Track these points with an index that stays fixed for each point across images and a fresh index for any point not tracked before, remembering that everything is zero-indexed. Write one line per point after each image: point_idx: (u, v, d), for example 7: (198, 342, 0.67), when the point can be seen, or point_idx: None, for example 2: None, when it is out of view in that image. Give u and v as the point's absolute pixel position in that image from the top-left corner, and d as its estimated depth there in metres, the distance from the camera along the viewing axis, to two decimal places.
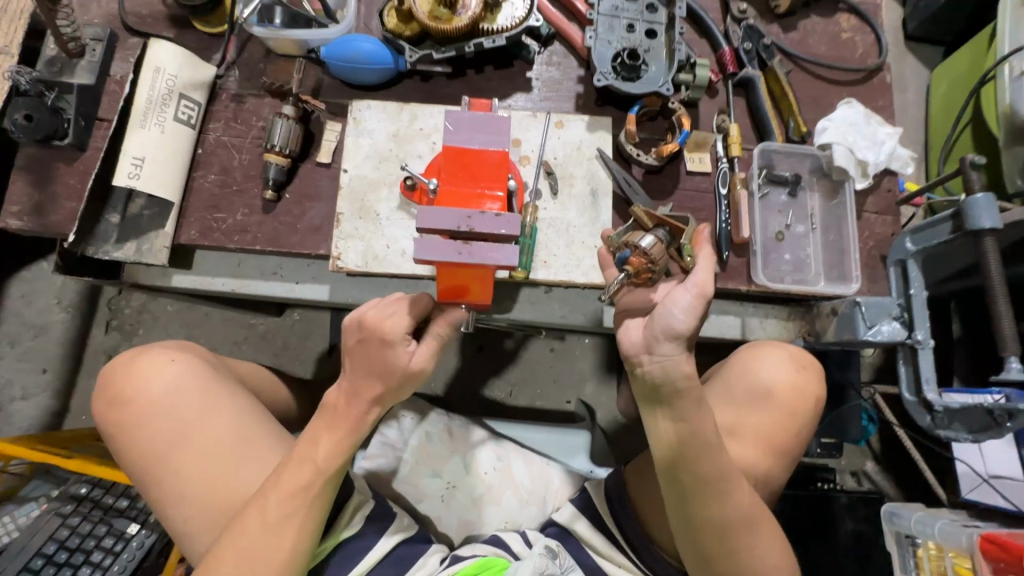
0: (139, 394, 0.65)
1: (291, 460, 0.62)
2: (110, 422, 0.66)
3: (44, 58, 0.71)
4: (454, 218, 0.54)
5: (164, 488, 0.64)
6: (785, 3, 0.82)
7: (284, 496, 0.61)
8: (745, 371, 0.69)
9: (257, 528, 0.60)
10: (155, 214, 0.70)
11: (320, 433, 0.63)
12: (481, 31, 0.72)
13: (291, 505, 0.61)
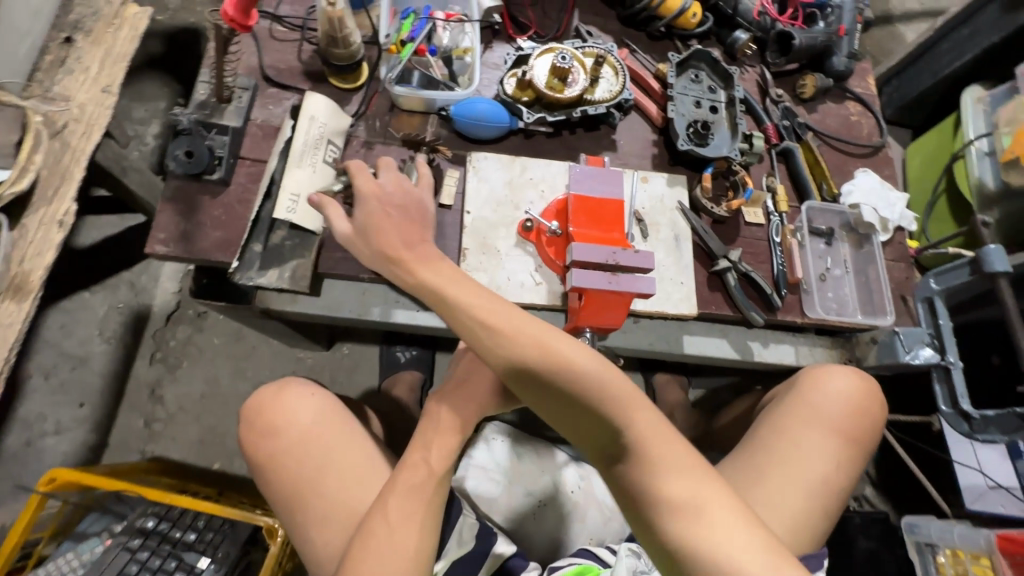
0: (287, 425, 0.74)
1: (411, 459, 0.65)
2: (261, 453, 0.73)
3: (197, 103, 0.78)
4: (603, 254, 0.69)
5: (309, 509, 0.70)
6: (810, 91, 1.01)
7: (403, 497, 0.62)
8: (817, 382, 0.80)
9: (385, 533, 0.60)
10: (297, 245, 0.76)
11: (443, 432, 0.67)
12: (584, 100, 0.86)
13: (412, 507, 0.62)
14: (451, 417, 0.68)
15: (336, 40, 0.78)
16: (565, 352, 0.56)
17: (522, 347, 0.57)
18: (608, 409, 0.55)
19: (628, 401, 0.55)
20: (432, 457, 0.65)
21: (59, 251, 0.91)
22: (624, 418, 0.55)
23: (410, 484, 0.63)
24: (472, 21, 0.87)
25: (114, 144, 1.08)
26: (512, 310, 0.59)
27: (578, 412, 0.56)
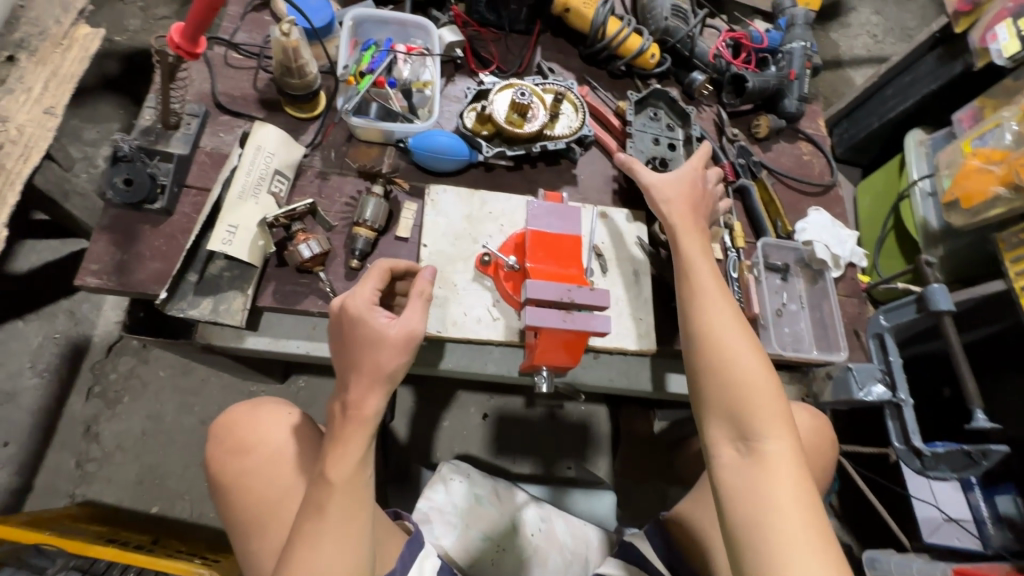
0: (257, 446, 0.74)
1: (321, 488, 0.59)
2: (228, 469, 0.74)
3: (141, 129, 0.75)
4: (556, 292, 0.67)
5: (263, 532, 0.70)
6: (764, 131, 1.04)
7: (336, 533, 0.58)
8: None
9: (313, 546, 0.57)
10: (235, 276, 0.72)
11: (343, 452, 0.61)
12: (544, 136, 0.87)
13: (342, 543, 0.58)
14: (356, 436, 0.61)
15: (292, 71, 0.77)
16: (752, 362, 0.63)
17: (718, 342, 0.65)
18: (751, 416, 0.60)
19: (772, 416, 0.60)
20: (354, 476, 0.61)
21: None
22: (756, 429, 0.59)
23: (339, 515, 0.59)
24: (433, 55, 0.87)
25: (57, 167, 1.03)
26: (721, 309, 0.67)
27: (715, 399, 0.62)
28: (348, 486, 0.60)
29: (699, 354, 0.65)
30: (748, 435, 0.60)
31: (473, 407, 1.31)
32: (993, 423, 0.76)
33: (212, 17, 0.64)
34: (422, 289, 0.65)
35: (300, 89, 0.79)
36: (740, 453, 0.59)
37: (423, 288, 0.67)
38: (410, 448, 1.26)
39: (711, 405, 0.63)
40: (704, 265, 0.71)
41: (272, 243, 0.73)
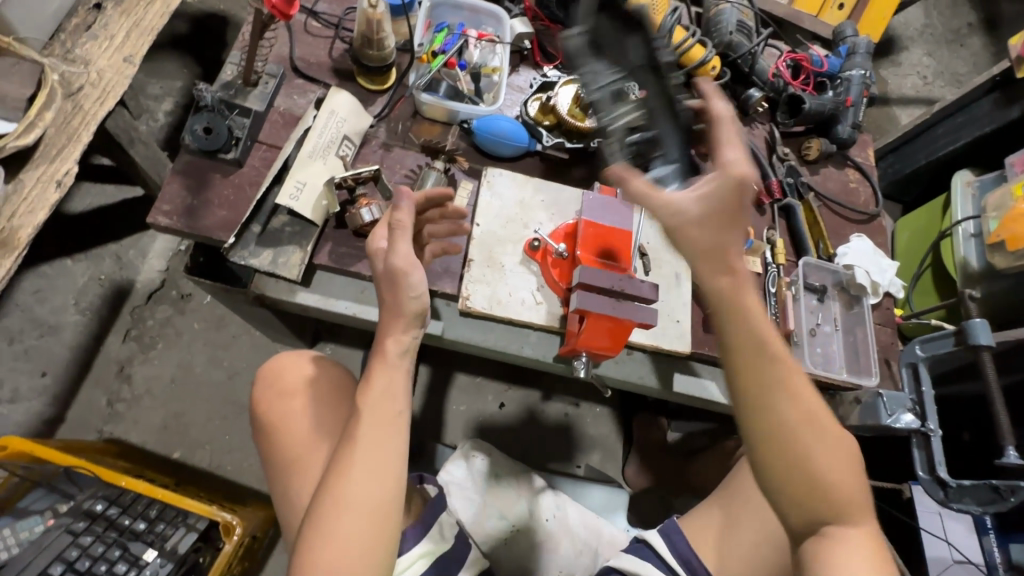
0: (304, 392, 0.77)
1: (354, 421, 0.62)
2: (273, 413, 0.76)
3: (222, 82, 0.79)
4: (609, 280, 0.70)
5: (306, 476, 0.71)
6: (815, 153, 1.05)
7: (368, 456, 0.60)
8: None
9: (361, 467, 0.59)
10: (295, 232, 0.75)
11: (371, 387, 0.64)
12: None
13: (376, 466, 0.60)
14: (387, 373, 0.65)
15: (371, 42, 0.80)
16: (831, 435, 0.51)
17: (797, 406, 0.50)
18: (838, 504, 0.50)
19: (856, 504, 0.51)
20: (388, 406, 0.63)
21: (52, 211, 0.88)
22: (840, 518, 0.50)
23: (372, 441, 0.61)
24: (503, 43, 0.89)
25: (127, 114, 1.07)
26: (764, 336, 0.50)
27: (798, 490, 0.50)
28: (379, 414, 0.62)
29: (782, 427, 0.50)
30: (834, 521, 0.50)
31: (491, 395, 1.33)
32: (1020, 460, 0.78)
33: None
34: (397, 223, 0.64)
35: (375, 62, 0.82)
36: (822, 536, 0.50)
37: (403, 221, 0.65)
38: (426, 427, 1.28)
39: (789, 499, 0.50)
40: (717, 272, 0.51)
41: (335, 204, 0.76)
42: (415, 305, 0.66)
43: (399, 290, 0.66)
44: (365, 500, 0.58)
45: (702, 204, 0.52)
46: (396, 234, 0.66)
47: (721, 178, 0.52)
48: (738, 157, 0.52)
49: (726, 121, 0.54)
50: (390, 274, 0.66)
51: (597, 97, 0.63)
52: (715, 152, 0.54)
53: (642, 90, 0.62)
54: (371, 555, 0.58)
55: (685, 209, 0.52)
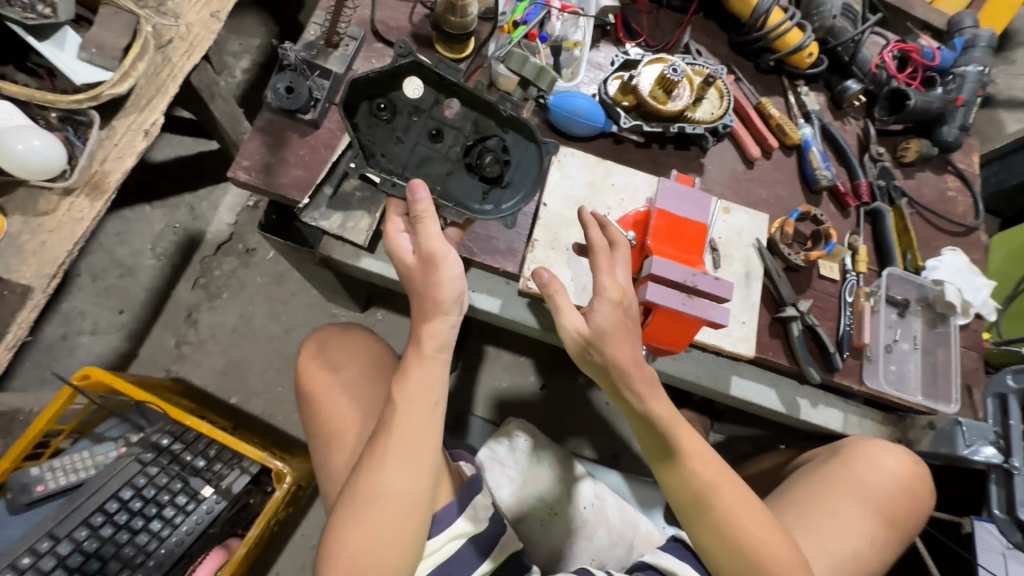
0: (347, 366, 0.80)
1: (390, 413, 0.61)
2: (316, 384, 0.78)
3: (305, 42, 0.79)
4: (681, 274, 0.67)
5: (340, 448, 0.73)
6: (912, 156, 0.97)
7: (401, 450, 0.60)
8: (868, 456, 0.75)
9: (391, 458, 0.59)
10: (365, 198, 0.76)
11: (407, 379, 0.62)
12: (684, 117, 0.85)
13: (409, 459, 0.60)
14: (423, 363, 0.62)
15: (453, 9, 0.77)
16: (744, 499, 0.63)
17: (704, 475, 0.63)
18: (759, 562, 0.61)
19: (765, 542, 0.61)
20: (426, 398, 0.61)
21: (139, 159, 0.93)
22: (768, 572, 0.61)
23: (407, 433, 0.60)
24: (586, 16, 0.86)
25: (209, 69, 1.09)
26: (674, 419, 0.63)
27: (724, 549, 0.62)
28: (416, 407, 0.61)
29: (699, 499, 0.62)
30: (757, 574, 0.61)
31: (534, 376, 1.34)
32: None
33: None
34: (422, 207, 0.62)
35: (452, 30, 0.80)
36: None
37: (427, 208, 0.62)
38: (466, 400, 1.30)
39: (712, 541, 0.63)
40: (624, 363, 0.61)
41: None
42: (450, 292, 0.62)
43: (434, 273, 0.62)
44: (396, 492, 0.59)
45: (594, 329, 0.61)
46: (421, 223, 0.62)
47: (603, 302, 0.61)
48: (611, 283, 0.63)
49: (601, 250, 0.65)
50: (424, 261, 0.63)
51: (421, 160, 0.70)
52: (595, 278, 0.64)
53: (453, 126, 0.70)
54: (397, 547, 0.59)
55: (579, 329, 0.62)
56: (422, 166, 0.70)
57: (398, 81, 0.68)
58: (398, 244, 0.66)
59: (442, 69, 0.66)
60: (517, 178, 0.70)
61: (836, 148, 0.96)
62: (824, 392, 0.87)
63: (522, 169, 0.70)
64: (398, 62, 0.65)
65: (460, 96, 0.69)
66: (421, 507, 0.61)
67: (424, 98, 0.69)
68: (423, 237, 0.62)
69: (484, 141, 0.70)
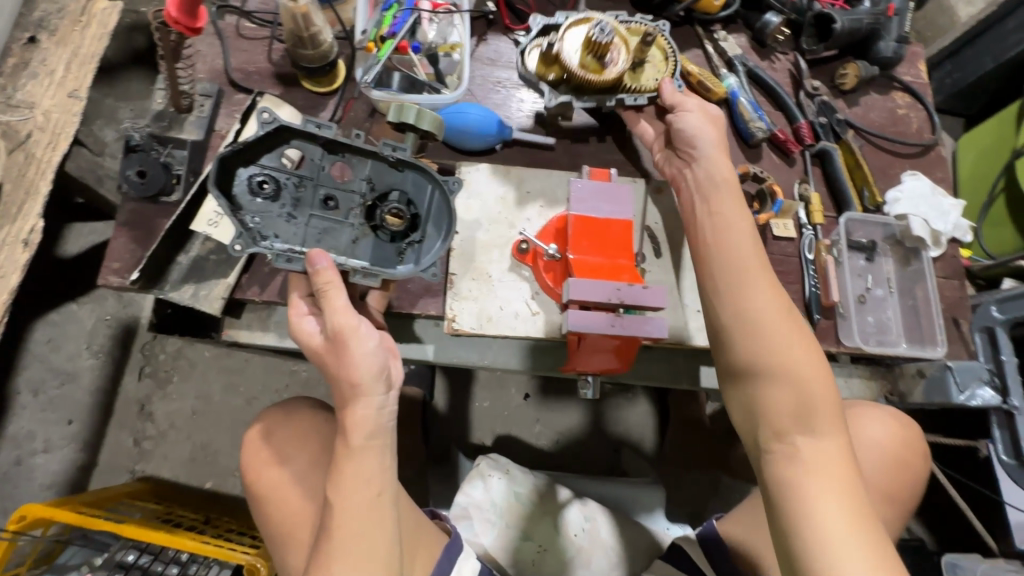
0: (297, 453, 0.72)
1: (329, 514, 0.57)
2: (261, 479, 0.71)
3: (154, 113, 0.70)
4: (606, 291, 0.59)
5: (297, 547, 0.67)
6: (851, 82, 0.89)
7: (349, 553, 0.56)
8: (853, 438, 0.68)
9: (340, 563, 0.56)
10: (222, 259, 0.67)
11: (340, 464, 0.58)
12: (623, 88, 0.73)
13: (357, 563, 0.56)
14: (353, 445, 0.58)
15: (304, 40, 0.68)
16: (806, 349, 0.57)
17: (766, 345, 0.57)
18: (814, 407, 0.55)
19: (815, 390, 0.55)
20: (364, 493, 0.57)
21: (25, 272, 0.85)
22: (805, 407, 0.55)
23: (351, 537, 0.56)
24: (462, 12, 0.77)
25: (88, 151, 1.01)
26: (756, 270, 0.61)
27: (760, 401, 0.57)
28: (359, 504, 0.57)
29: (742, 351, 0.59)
30: (806, 441, 0.54)
31: (514, 387, 1.30)
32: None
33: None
34: (323, 279, 0.56)
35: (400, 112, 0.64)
36: (787, 442, 0.54)
37: (330, 279, 0.57)
38: (453, 428, 1.26)
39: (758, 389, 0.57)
40: (745, 253, 0.62)
41: None
42: (366, 371, 0.57)
43: (343, 350, 0.57)
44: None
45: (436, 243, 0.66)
46: (326, 296, 0.57)
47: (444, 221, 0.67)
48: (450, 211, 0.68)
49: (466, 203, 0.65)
50: (333, 340, 0.58)
51: (320, 232, 0.62)
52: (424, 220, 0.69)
53: (346, 189, 0.63)
54: None
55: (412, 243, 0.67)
56: (322, 239, 0.62)
57: (271, 150, 0.61)
58: (304, 329, 0.60)
59: (313, 129, 0.60)
60: (428, 234, 0.64)
61: (767, 91, 0.88)
62: None
63: (434, 220, 0.64)
64: (266, 132, 0.59)
65: (346, 154, 0.63)
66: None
67: (301, 165, 0.62)
68: (328, 313, 0.57)
69: (385, 198, 0.63)
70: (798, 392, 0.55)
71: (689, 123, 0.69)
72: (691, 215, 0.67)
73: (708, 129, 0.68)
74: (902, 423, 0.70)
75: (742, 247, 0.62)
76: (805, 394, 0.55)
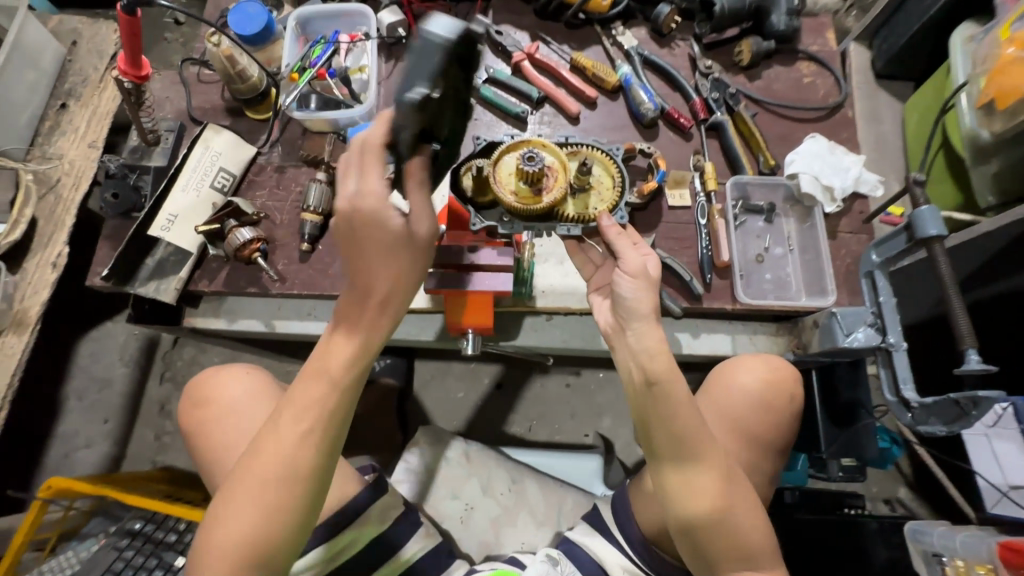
0: (229, 392, 0.76)
1: (318, 365, 0.63)
2: (196, 420, 0.76)
3: (130, 148, 0.88)
4: (459, 255, 0.73)
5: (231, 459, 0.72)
6: (745, 57, 0.93)
7: (305, 412, 0.61)
8: (726, 388, 0.70)
9: (292, 425, 0.61)
10: (179, 259, 0.82)
11: (353, 336, 0.63)
12: (558, 216, 0.70)
13: (311, 424, 0.61)
14: (373, 337, 0.64)
15: (234, 77, 0.84)
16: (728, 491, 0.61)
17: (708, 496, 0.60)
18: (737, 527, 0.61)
19: (744, 515, 0.61)
20: (332, 367, 0.62)
21: (53, 289, 1.05)
22: (738, 532, 0.61)
23: (307, 402, 0.62)
24: (372, 40, 0.91)
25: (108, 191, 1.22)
26: (688, 422, 0.61)
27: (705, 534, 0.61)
28: (323, 375, 0.62)
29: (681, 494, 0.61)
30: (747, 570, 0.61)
31: (486, 378, 1.38)
32: (987, 366, 0.59)
33: (141, 42, 0.71)
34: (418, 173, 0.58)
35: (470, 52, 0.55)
36: (733, 557, 0.61)
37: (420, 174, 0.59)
38: (432, 418, 1.35)
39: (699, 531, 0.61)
40: (676, 414, 0.61)
41: (210, 239, 0.80)
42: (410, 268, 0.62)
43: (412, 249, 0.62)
44: (277, 455, 0.60)
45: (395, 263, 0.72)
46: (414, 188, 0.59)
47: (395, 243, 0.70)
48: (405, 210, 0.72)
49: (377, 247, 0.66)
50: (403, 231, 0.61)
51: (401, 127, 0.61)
52: None
53: None
54: (280, 502, 0.59)
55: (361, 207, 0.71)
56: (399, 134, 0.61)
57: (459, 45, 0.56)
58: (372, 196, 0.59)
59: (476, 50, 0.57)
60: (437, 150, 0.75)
61: (664, 73, 0.95)
62: (703, 320, 0.85)
63: None
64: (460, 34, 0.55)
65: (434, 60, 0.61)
66: (301, 489, 0.60)
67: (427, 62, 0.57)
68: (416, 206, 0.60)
69: None
70: (728, 520, 0.61)
71: (627, 291, 0.64)
72: (614, 339, 0.67)
73: (639, 280, 0.65)
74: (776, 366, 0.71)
75: (682, 415, 0.61)
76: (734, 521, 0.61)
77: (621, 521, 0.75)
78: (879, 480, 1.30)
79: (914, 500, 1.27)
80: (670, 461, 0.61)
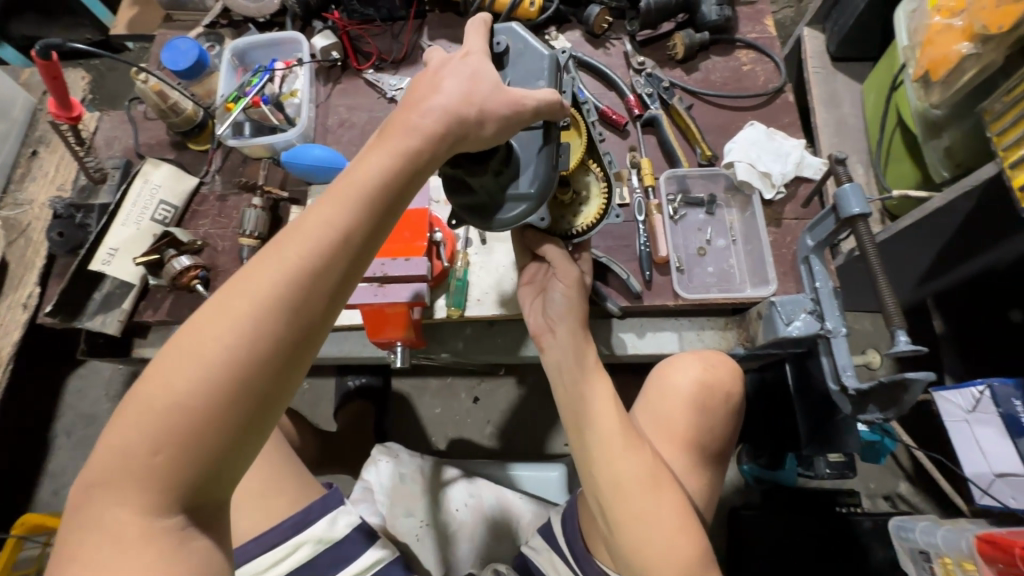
0: None
1: (354, 170, 0.46)
2: None
3: (79, 188, 0.91)
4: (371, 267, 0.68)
5: None
6: (679, 51, 0.92)
7: (329, 215, 0.44)
8: (663, 388, 0.71)
9: (311, 230, 0.43)
10: (124, 292, 0.84)
11: (388, 145, 0.47)
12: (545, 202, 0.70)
13: (333, 231, 0.44)
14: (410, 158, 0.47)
15: (169, 111, 0.87)
16: (654, 491, 0.58)
17: (633, 493, 0.58)
18: (666, 530, 0.57)
19: (672, 517, 0.57)
20: (366, 176, 0.45)
21: (24, 329, 1.09)
22: (670, 539, 0.56)
23: (336, 207, 0.44)
24: (303, 65, 0.93)
25: None
26: (612, 416, 0.61)
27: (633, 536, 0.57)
28: (355, 180, 0.45)
29: (607, 491, 0.58)
30: None
31: (463, 392, 1.35)
32: (917, 346, 0.59)
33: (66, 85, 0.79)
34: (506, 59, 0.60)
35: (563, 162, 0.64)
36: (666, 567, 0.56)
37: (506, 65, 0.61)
38: (409, 437, 1.33)
39: (624, 530, 0.57)
40: (601, 408, 0.61)
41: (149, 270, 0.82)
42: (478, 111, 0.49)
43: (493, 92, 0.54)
44: (269, 297, 0.41)
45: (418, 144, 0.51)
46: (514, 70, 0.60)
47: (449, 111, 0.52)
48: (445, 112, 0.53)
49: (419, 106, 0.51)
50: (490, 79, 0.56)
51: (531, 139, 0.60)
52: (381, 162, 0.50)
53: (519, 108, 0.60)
54: (274, 329, 0.41)
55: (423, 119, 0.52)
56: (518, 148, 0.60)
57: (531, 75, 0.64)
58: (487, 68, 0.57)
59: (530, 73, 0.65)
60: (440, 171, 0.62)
61: (598, 73, 0.94)
62: (646, 318, 0.82)
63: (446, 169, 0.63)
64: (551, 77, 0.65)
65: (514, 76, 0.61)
66: (299, 331, 0.42)
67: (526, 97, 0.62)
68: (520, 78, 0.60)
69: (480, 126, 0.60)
70: (654, 519, 0.57)
71: (558, 297, 0.68)
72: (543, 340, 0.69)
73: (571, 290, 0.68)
74: (713, 366, 0.72)
75: (605, 409, 0.61)
76: (662, 522, 0.57)
77: (567, 534, 0.72)
78: (878, 476, 1.23)
79: (918, 496, 1.20)
80: (596, 454, 0.60)
